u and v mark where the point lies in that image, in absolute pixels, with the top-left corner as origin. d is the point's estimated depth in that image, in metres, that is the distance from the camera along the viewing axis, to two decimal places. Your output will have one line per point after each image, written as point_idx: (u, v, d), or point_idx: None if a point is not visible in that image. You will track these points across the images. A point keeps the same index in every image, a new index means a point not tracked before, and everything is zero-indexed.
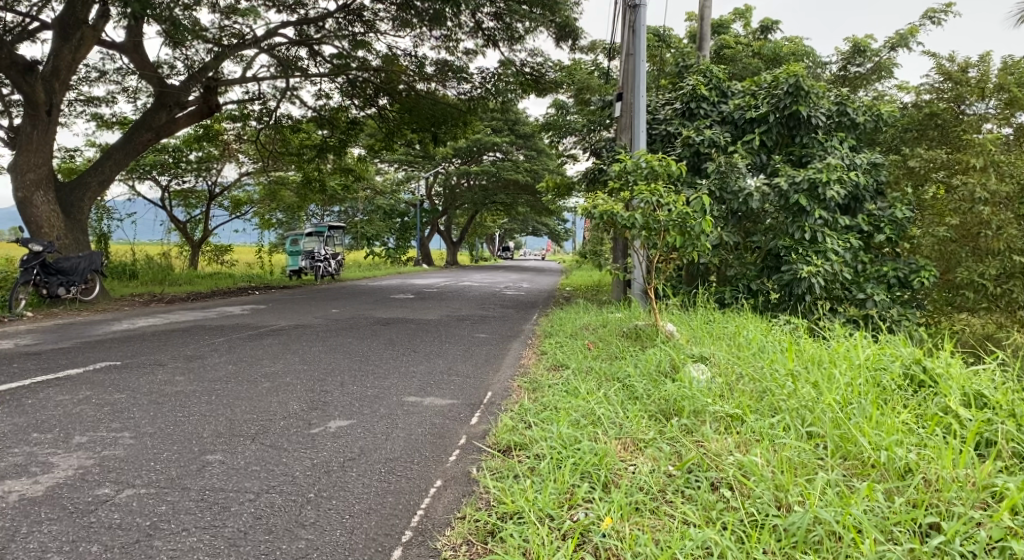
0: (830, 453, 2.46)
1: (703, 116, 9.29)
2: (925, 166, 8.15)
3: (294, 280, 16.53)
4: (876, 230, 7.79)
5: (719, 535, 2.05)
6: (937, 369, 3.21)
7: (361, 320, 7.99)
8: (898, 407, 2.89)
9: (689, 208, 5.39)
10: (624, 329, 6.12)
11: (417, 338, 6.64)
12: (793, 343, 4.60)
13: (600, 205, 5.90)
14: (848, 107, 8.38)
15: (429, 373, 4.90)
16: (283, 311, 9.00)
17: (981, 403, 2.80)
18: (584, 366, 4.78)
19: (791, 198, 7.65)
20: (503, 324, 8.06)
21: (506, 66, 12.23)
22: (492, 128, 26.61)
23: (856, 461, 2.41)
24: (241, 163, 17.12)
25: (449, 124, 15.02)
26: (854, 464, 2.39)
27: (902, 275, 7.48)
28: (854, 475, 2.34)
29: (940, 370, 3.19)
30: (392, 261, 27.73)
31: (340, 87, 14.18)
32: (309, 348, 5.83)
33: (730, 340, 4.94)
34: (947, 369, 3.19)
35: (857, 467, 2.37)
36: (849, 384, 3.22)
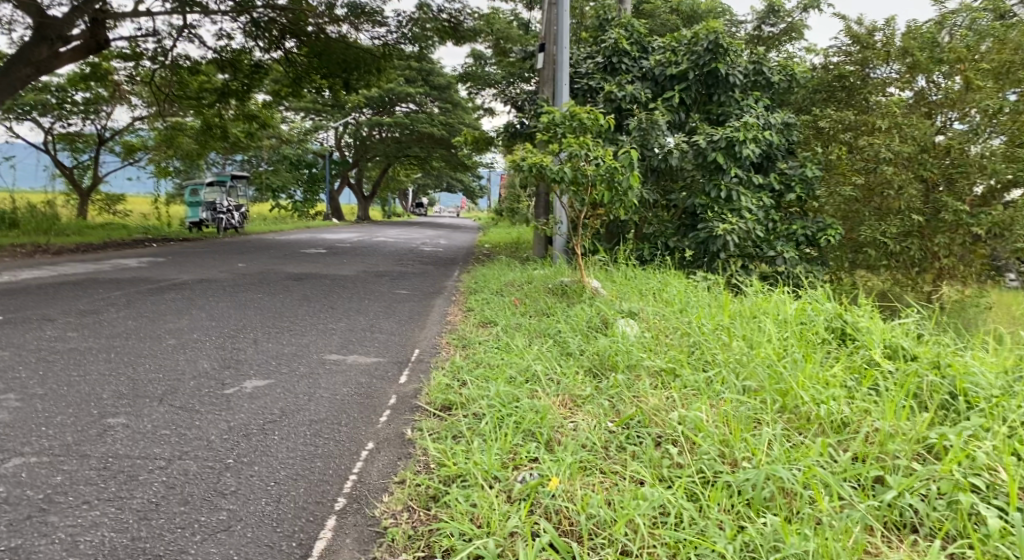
0: (771, 408, 2.48)
1: (624, 71, 9.32)
2: (834, 126, 8.34)
3: (195, 233, 15.53)
4: (787, 188, 8.44)
5: (674, 495, 2.01)
6: (857, 324, 3.35)
7: (272, 275, 7.57)
8: (828, 361, 2.97)
9: (618, 163, 5.42)
10: (550, 285, 6.13)
11: (335, 293, 6.36)
12: (715, 300, 4.71)
13: (528, 157, 5.81)
14: (763, 66, 8.67)
15: (350, 329, 4.71)
16: (185, 264, 8.39)
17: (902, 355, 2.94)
18: (512, 324, 4.72)
19: (709, 156, 7.94)
20: (423, 280, 7.87)
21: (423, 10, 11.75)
22: (406, 77, 25.69)
23: (797, 418, 2.43)
24: (133, 105, 15.73)
25: (362, 70, 14.32)
26: (794, 418, 2.43)
27: (810, 233, 8.06)
28: (795, 429, 2.37)
29: (861, 325, 3.33)
30: (301, 215, 26.60)
31: (242, 27, 13.20)
32: (216, 303, 5.43)
33: (655, 297, 5.00)
34: (867, 324, 3.33)
35: (798, 421, 2.41)
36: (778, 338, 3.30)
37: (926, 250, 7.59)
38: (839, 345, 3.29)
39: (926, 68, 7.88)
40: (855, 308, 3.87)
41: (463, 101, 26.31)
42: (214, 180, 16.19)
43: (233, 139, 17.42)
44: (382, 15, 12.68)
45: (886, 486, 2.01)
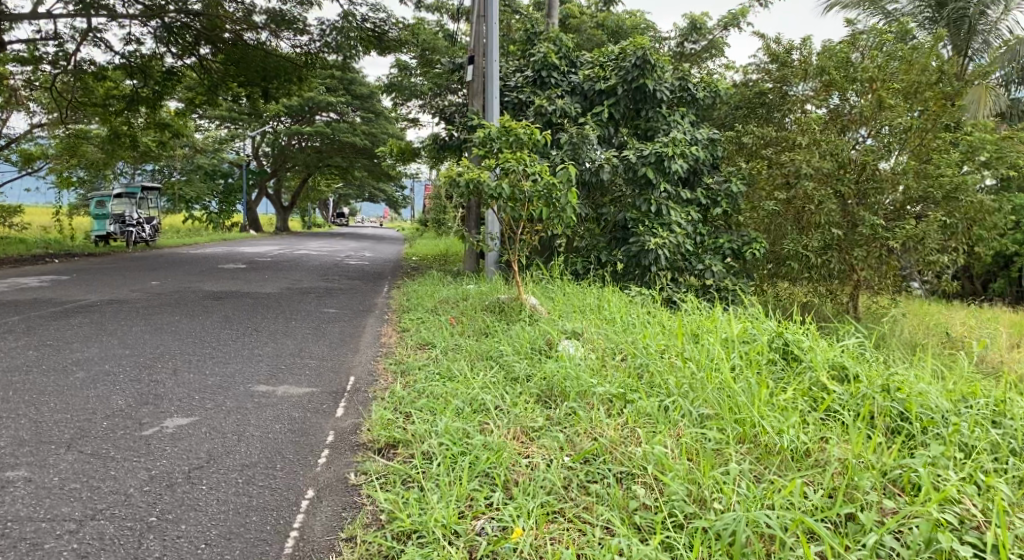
0: (734, 440, 2.54)
1: (554, 85, 9.34)
2: (757, 143, 8.88)
3: (101, 248, 14.48)
4: (714, 202, 8.70)
5: (653, 546, 1.96)
6: (801, 350, 3.46)
7: (189, 294, 7.07)
8: (780, 393, 3.04)
9: (555, 179, 5.47)
10: (487, 303, 6.02)
11: (258, 314, 5.98)
12: (656, 318, 4.78)
13: (464, 173, 5.72)
14: (689, 82, 8.99)
15: (278, 355, 4.39)
16: (92, 283, 7.72)
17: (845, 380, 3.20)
18: (452, 345, 4.57)
19: (640, 171, 8.08)
20: (352, 297, 7.56)
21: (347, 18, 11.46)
22: (327, 86, 25.11)
23: (758, 452, 2.47)
24: (30, 112, 14.54)
25: (282, 79, 13.79)
26: (754, 449, 2.50)
27: (736, 247, 8.42)
28: (759, 461, 2.43)
29: (805, 351, 3.45)
30: (216, 227, 25.35)
31: (153, 32, 12.48)
32: (129, 328, 4.97)
33: (594, 314, 5.00)
34: (812, 350, 3.46)
35: (759, 452, 2.48)
36: (725, 362, 3.38)
37: (845, 260, 8.49)
38: (787, 368, 3.41)
39: (840, 86, 8.68)
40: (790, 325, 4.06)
41: (387, 111, 26.07)
42: (122, 191, 15.06)
43: (143, 148, 16.41)
44: (305, 22, 12.26)
45: (860, 524, 2.05)
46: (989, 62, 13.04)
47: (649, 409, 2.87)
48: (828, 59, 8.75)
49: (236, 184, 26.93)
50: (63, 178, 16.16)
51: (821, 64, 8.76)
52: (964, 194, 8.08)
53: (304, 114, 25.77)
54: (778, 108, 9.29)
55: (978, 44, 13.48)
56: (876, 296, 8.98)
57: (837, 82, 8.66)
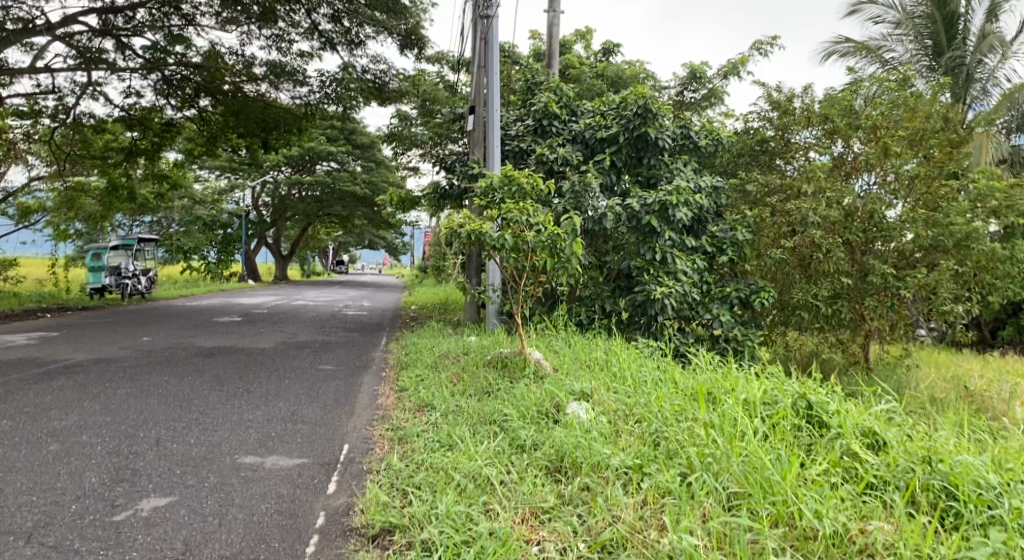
0: (771, 525, 2.47)
1: (555, 134, 9.36)
2: (761, 190, 8.99)
3: (96, 299, 14.30)
4: (719, 250, 8.64)
5: None
6: (829, 417, 3.28)
7: (181, 350, 6.84)
8: (807, 468, 2.86)
9: (560, 230, 5.32)
10: (489, 358, 5.80)
11: (252, 372, 5.74)
12: (671, 375, 4.59)
13: (465, 224, 5.58)
14: (690, 131, 9.04)
15: (270, 419, 4.15)
16: (81, 339, 7.48)
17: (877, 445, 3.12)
18: (455, 405, 4.35)
19: (643, 219, 7.99)
20: (350, 351, 7.33)
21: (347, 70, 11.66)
22: (328, 136, 25.38)
23: (797, 537, 2.41)
24: (30, 165, 14.56)
25: (282, 129, 13.85)
26: (792, 532, 2.44)
27: (743, 296, 8.30)
28: (796, 549, 2.38)
29: (833, 419, 3.26)
30: (215, 276, 25.18)
31: (154, 85, 12.62)
32: (113, 390, 4.73)
33: (604, 370, 4.81)
34: (841, 417, 3.28)
35: (797, 537, 2.43)
36: (747, 429, 3.21)
37: (854, 310, 8.56)
38: (813, 435, 3.24)
39: (844, 133, 8.73)
40: (811, 384, 3.90)
41: (387, 161, 26.32)
42: (119, 243, 14.98)
43: (142, 200, 16.38)
44: (304, 74, 12.38)
45: None
46: (987, 108, 13.09)
47: (671, 491, 2.71)
48: (829, 106, 8.82)
49: (236, 233, 26.86)
50: (61, 229, 16.05)
51: (825, 112, 8.82)
52: (976, 241, 7.99)
53: (305, 164, 26.00)
54: (781, 156, 9.37)
55: (976, 91, 13.54)
56: (884, 342, 9.00)
57: (844, 131, 8.71)
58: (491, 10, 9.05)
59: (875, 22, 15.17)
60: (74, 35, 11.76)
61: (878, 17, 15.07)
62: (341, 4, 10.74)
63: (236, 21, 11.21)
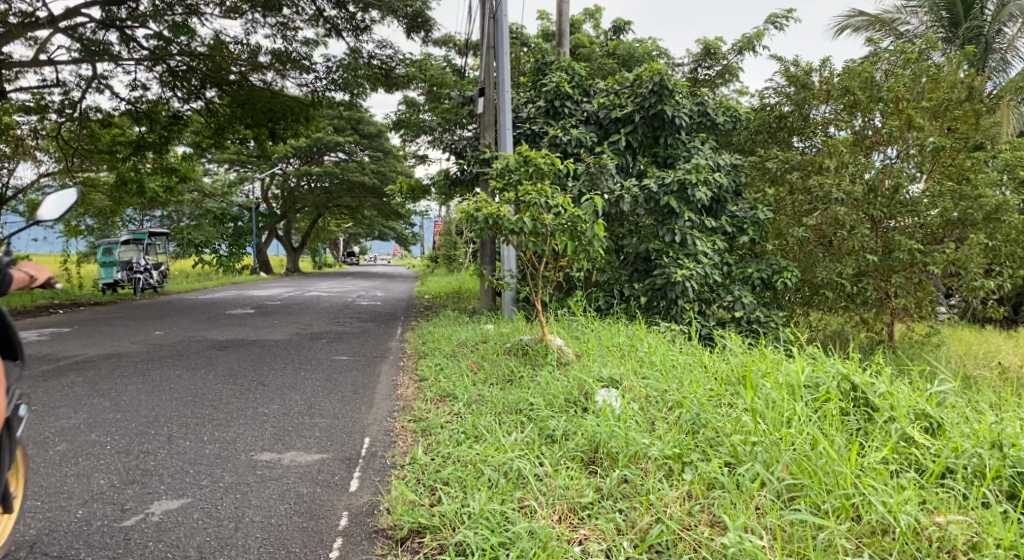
0: (835, 520, 2.31)
1: (567, 115, 9.11)
2: (781, 167, 8.69)
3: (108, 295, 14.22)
4: (740, 231, 8.32)
5: None
6: (882, 399, 3.07)
7: (193, 344, 6.69)
8: (863, 456, 2.67)
9: (580, 212, 5.15)
10: (508, 345, 5.63)
11: (265, 364, 5.59)
12: (704, 359, 4.39)
13: (480, 207, 5.39)
14: (708, 107, 8.75)
15: (286, 413, 3.99)
16: (94, 336, 7.37)
17: (932, 428, 2.92)
18: (478, 394, 4.18)
19: (662, 200, 7.77)
20: (365, 341, 7.19)
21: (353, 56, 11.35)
22: (335, 126, 25.23)
23: (863, 534, 2.26)
24: (38, 161, 14.46)
25: (288, 119, 13.67)
26: (861, 528, 2.29)
27: (766, 276, 8.10)
28: (864, 544, 2.23)
29: (886, 401, 3.06)
30: (226, 270, 24.79)
31: (158, 77, 12.47)
32: (124, 386, 4.60)
33: (632, 354, 4.62)
34: (895, 399, 3.07)
35: (865, 532, 2.28)
36: (792, 413, 3.02)
37: (880, 288, 8.38)
38: (863, 420, 3.05)
39: (866, 107, 8.46)
40: (852, 365, 3.69)
41: (395, 150, 26.18)
42: (129, 238, 14.91)
43: (151, 195, 16.27)
44: (310, 62, 12.16)
45: None
46: (1009, 78, 12.75)
47: (719, 484, 2.55)
48: (849, 79, 8.54)
49: (245, 226, 26.49)
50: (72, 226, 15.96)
51: (846, 85, 8.55)
52: (1007, 214, 7.68)
53: (312, 155, 25.86)
54: (798, 133, 9.13)
55: (996, 61, 13.19)
56: (911, 320, 8.79)
57: (865, 105, 8.44)
58: None
59: None
60: (77, 28, 11.62)
61: None
62: None
63: (240, 9, 11.01)
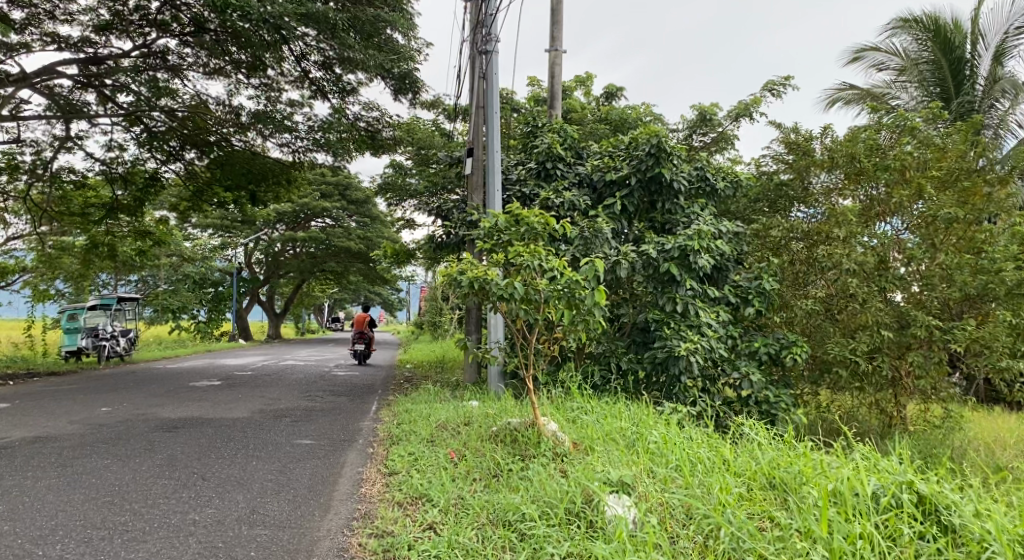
0: None
1: (560, 177, 8.83)
2: (783, 233, 8.39)
3: (70, 364, 13.29)
4: (744, 301, 7.99)
5: None
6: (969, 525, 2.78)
7: (139, 421, 5.91)
8: None
9: (580, 276, 4.60)
10: (493, 429, 4.94)
11: (216, 448, 4.85)
12: (729, 463, 3.76)
13: (466, 270, 4.82)
14: (707, 173, 8.55)
15: (220, 520, 3.25)
16: (30, 410, 6.54)
17: None
18: (458, 497, 3.55)
19: (663, 266, 7.40)
20: (335, 420, 6.44)
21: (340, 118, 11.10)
22: (322, 191, 25.02)
23: None
24: (7, 223, 13.74)
25: (270, 181, 13.24)
26: None
27: (773, 352, 7.62)
28: None
29: (977, 526, 2.77)
30: (204, 337, 23.84)
31: (136, 138, 12.08)
32: (32, 480, 3.76)
33: (641, 451, 3.98)
34: (989, 525, 2.77)
35: None
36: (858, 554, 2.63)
37: (896, 366, 7.91)
38: (950, 552, 2.75)
39: (870, 175, 8.29)
40: (911, 469, 3.36)
41: (382, 216, 25.91)
42: (96, 302, 14.07)
43: (125, 258, 15.54)
44: (293, 123, 11.85)
45: None
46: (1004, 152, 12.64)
47: None
48: (851, 145, 8.39)
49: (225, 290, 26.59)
50: (39, 290, 15.11)
51: (851, 152, 8.38)
52: None
53: (298, 220, 25.48)
54: (799, 201, 8.84)
55: (989, 135, 13.11)
56: (925, 401, 8.25)
57: (871, 172, 8.24)
58: (490, 45, 8.59)
59: (878, 70, 15.00)
60: (54, 87, 11.27)
61: (882, 65, 14.90)
62: (331, 50, 10.28)
63: (224, 70, 10.84)
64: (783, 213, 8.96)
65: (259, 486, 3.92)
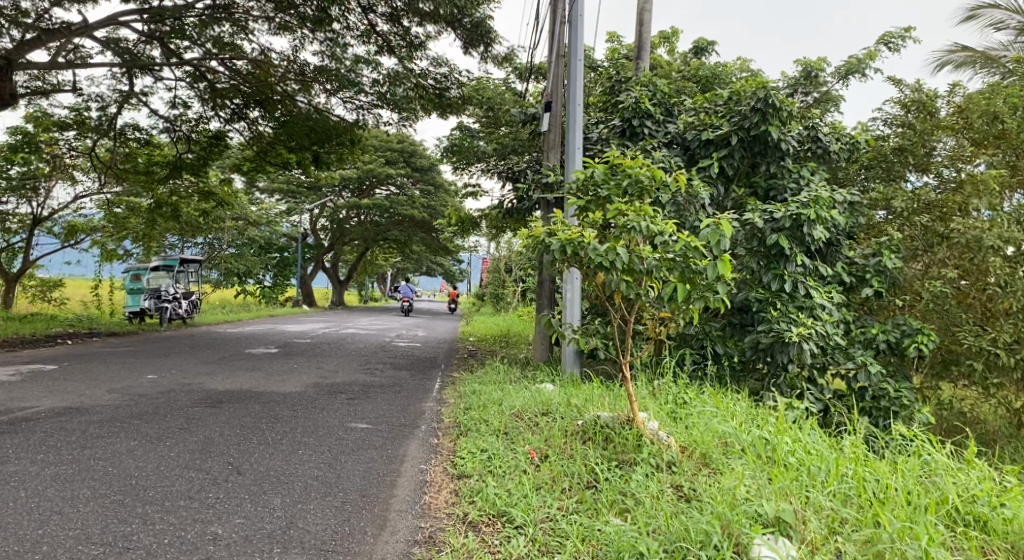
0: None
1: (647, 136, 7.84)
2: (907, 207, 7.23)
3: (134, 324, 13.16)
4: (861, 281, 6.85)
5: None
6: None
7: (182, 393, 5.33)
8: None
9: (699, 241, 3.65)
10: (579, 424, 4.11)
11: (259, 432, 4.20)
12: (906, 497, 2.84)
13: (554, 233, 3.96)
14: (820, 132, 7.38)
15: (247, 537, 2.55)
16: (75, 374, 6.09)
17: None
18: (546, 523, 2.78)
19: (770, 239, 6.36)
20: (396, 399, 5.75)
21: (396, 81, 10.67)
22: (386, 158, 24.70)
23: None
24: (76, 180, 13.57)
25: (333, 143, 12.65)
26: None
27: (894, 340, 6.50)
28: None
29: None
30: (269, 303, 23.93)
31: (201, 95, 11.64)
32: (39, 467, 3.17)
33: (782, 471, 3.09)
34: None
35: None
36: None
37: None
38: None
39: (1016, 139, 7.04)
40: None
41: (446, 185, 25.41)
42: (160, 264, 13.84)
43: (188, 219, 15.29)
44: (357, 78, 11.21)
45: None
46: None
47: None
48: (991, 104, 7.16)
49: (291, 256, 26.57)
50: (107, 250, 15.07)
51: (991, 112, 7.15)
52: None
53: (362, 188, 25.25)
54: (916, 168, 7.63)
55: None
56: None
57: (1013, 137, 7.07)
58: None
59: (997, 29, 13.27)
60: (119, 39, 10.86)
61: (1001, 23, 13.20)
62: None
63: (290, 26, 10.14)
64: (898, 182, 7.77)
65: (304, 484, 3.23)
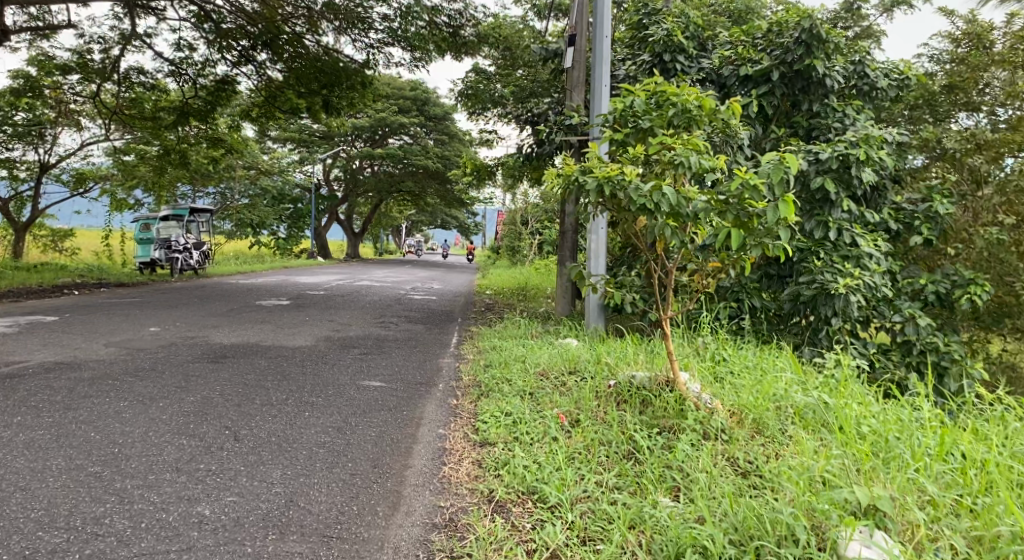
0: None
1: (678, 72, 7.22)
2: (960, 147, 6.62)
3: (145, 275, 12.92)
4: (909, 228, 6.24)
5: None
6: None
7: (183, 347, 4.99)
8: None
9: (758, 178, 3.12)
10: (613, 384, 3.72)
11: (262, 391, 3.84)
12: (1001, 477, 2.43)
13: (587, 174, 3.49)
14: (868, 67, 6.64)
15: (239, 520, 2.23)
16: (75, 327, 5.78)
17: None
18: (584, 503, 2.43)
19: (815, 183, 5.82)
20: (410, 354, 5.38)
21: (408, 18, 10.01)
22: (398, 106, 24.00)
23: None
24: (82, 127, 13.16)
25: (344, 87, 12.06)
26: None
27: (943, 292, 5.96)
28: None
29: None
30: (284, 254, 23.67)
31: (206, 37, 11.08)
32: (13, 432, 2.85)
33: (852, 444, 2.68)
34: None
35: None
36: None
37: None
38: None
39: None
40: None
41: (461, 134, 24.75)
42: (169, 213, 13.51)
43: (197, 167, 14.88)
44: (366, 15, 10.54)
45: None
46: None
47: None
48: None
49: (305, 208, 26.18)
50: (118, 199, 14.79)
51: None
52: None
53: (375, 137, 24.64)
54: (968, 106, 6.99)
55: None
56: None
57: None
58: None
59: None
60: None
61: None
62: None
63: None
64: (946, 122, 7.15)
65: (308, 452, 2.88)
